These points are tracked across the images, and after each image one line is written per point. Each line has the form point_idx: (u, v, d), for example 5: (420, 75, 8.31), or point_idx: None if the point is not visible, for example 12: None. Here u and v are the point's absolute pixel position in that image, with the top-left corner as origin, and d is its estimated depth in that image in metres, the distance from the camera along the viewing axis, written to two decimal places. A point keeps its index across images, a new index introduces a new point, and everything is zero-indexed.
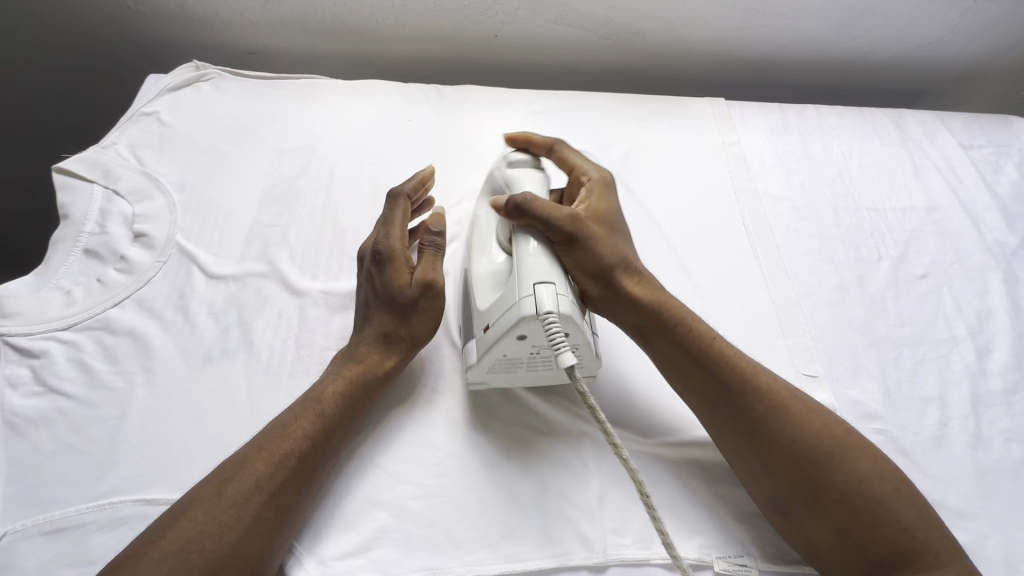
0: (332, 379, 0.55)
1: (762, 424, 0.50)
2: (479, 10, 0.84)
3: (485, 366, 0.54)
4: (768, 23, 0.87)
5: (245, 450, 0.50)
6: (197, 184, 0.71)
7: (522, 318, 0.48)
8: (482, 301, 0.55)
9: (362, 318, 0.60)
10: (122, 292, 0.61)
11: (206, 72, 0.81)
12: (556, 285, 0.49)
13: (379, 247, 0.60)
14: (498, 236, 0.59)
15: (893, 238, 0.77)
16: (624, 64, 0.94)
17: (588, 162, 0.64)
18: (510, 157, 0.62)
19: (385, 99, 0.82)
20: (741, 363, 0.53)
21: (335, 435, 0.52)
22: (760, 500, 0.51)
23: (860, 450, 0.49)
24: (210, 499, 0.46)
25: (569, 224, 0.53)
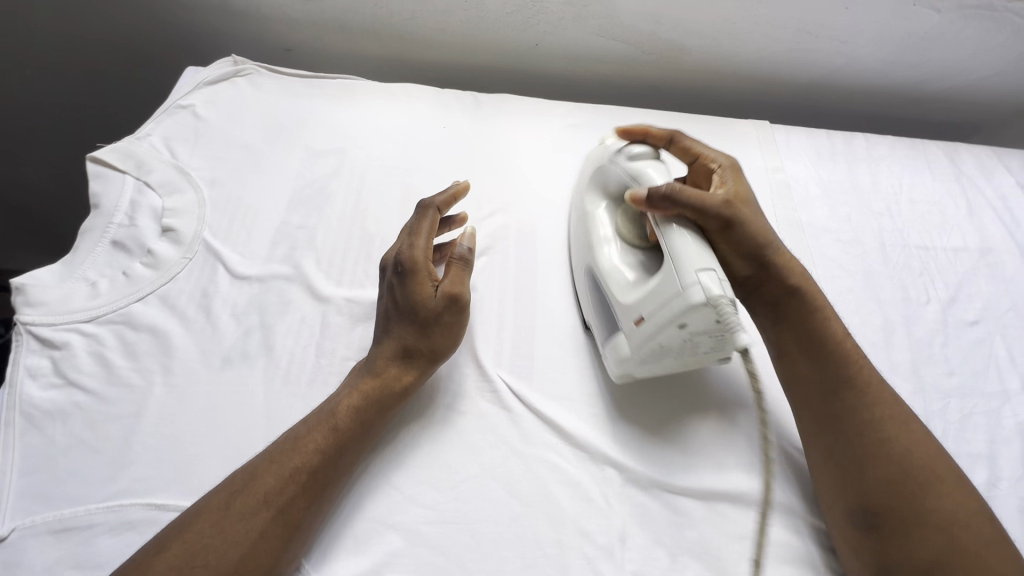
0: (348, 393, 0.54)
1: (873, 429, 0.51)
2: (521, 18, 0.82)
3: (638, 357, 0.54)
4: (821, 46, 0.84)
5: (256, 462, 0.49)
6: (228, 180, 0.70)
7: (692, 307, 0.48)
8: (627, 295, 0.56)
9: (381, 331, 0.58)
10: (146, 287, 0.61)
11: (244, 68, 0.81)
12: (716, 271, 0.49)
13: (402, 256, 0.59)
14: (620, 231, 0.62)
15: (943, 279, 0.73)
16: (666, 79, 0.91)
17: (713, 150, 0.63)
18: (630, 149, 0.61)
19: (420, 104, 0.81)
20: (866, 371, 0.54)
21: (348, 451, 0.51)
22: (838, 514, 0.50)
23: (966, 487, 0.49)
24: (216, 512, 0.45)
25: (725, 211, 0.55)
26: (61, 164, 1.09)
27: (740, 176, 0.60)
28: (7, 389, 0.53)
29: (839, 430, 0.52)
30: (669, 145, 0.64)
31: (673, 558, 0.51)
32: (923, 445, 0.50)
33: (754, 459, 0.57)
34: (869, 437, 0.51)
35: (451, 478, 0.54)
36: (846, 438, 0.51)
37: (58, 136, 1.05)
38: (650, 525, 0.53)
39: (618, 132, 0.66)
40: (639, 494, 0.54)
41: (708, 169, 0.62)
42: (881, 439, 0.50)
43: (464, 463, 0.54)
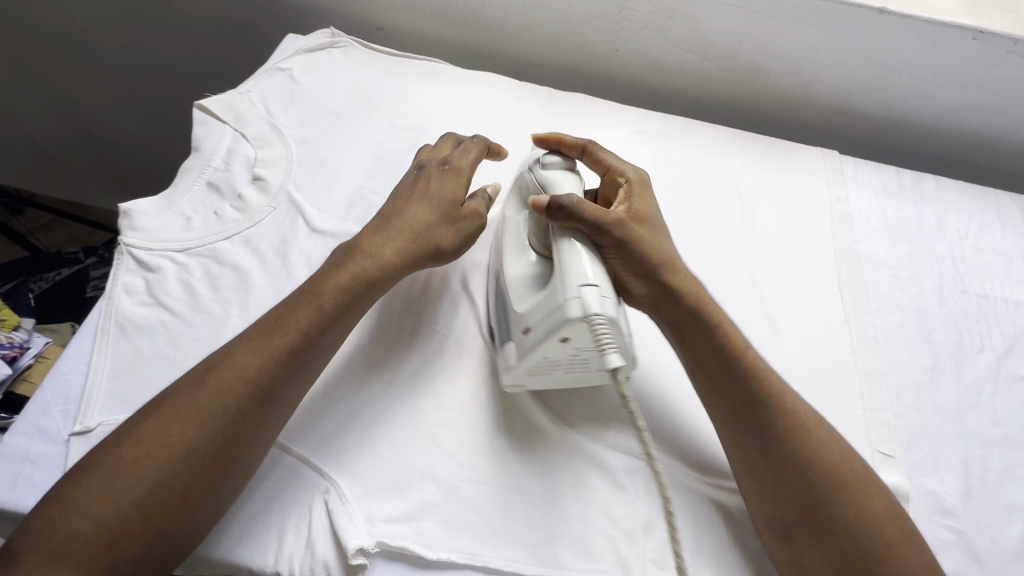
0: (335, 273, 0.55)
1: (783, 439, 0.53)
2: (606, 22, 0.85)
3: (525, 368, 0.55)
4: (902, 83, 0.84)
5: (238, 342, 0.50)
6: (315, 141, 0.75)
7: (567, 321, 0.48)
8: (521, 303, 0.55)
9: (391, 215, 0.60)
10: (233, 227, 0.66)
11: (339, 40, 0.86)
12: (601, 288, 0.49)
13: (449, 159, 0.64)
14: (530, 239, 0.59)
15: (1001, 330, 0.72)
16: (739, 98, 0.92)
17: (623, 162, 0.63)
18: (544, 158, 0.61)
19: (499, 93, 0.84)
20: (772, 378, 0.56)
21: (323, 333, 0.52)
22: (762, 520, 0.53)
23: (866, 488, 0.51)
24: (195, 385, 0.48)
25: (617, 229, 0.54)
26: (171, 116, 1.24)
27: (645, 194, 0.60)
28: (106, 300, 0.59)
29: (747, 442, 0.54)
30: (583, 155, 0.63)
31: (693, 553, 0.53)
32: (827, 450, 0.53)
33: None
34: (765, 438, 0.53)
35: (487, 441, 0.56)
36: (748, 441, 0.54)
37: (168, 87, 1.17)
38: (677, 520, 0.54)
39: (533, 140, 0.65)
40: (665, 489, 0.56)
41: (617, 184, 0.62)
42: (788, 449, 0.52)
43: (497, 430, 0.57)
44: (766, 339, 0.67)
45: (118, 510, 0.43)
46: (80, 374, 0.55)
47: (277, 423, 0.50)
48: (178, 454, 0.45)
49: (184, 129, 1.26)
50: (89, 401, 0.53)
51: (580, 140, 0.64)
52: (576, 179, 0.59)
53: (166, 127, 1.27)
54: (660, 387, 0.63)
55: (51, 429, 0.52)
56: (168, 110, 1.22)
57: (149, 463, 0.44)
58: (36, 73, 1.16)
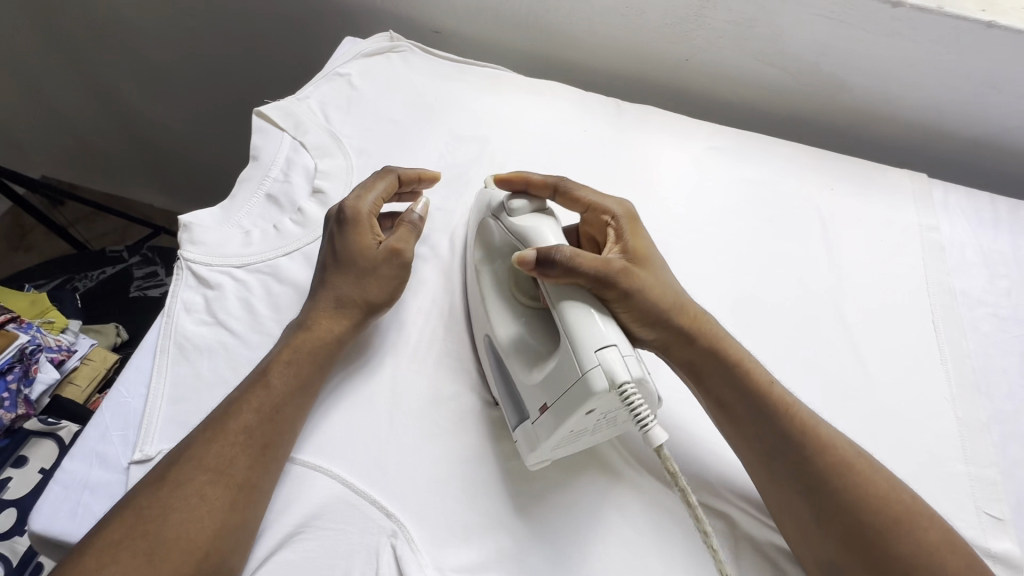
0: (279, 351, 0.52)
1: (818, 484, 0.48)
2: (679, 30, 0.80)
3: (553, 444, 0.48)
4: (1002, 101, 0.77)
5: (193, 431, 0.48)
6: (375, 152, 0.72)
7: (594, 395, 0.43)
8: (538, 369, 0.50)
9: (317, 282, 0.56)
10: (293, 243, 0.63)
11: (399, 44, 0.83)
12: (619, 347, 0.45)
13: (345, 205, 0.58)
14: (516, 291, 0.56)
15: None
16: (815, 114, 0.86)
17: (605, 196, 0.58)
18: (510, 203, 0.56)
19: (564, 103, 0.80)
20: (800, 418, 0.51)
21: (280, 412, 0.49)
22: (805, 556, 0.49)
23: (915, 524, 0.47)
24: (156, 486, 0.44)
25: (623, 281, 0.50)
26: (216, 117, 1.23)
27: (638, 230, 0.56)
28: (166, 318, 0.56)
29: (775, 479, 0.50)
30: (555, 194, 0.59)
31: None
32: (866, 489, 0.48)
33: None
34: (794, 478, 0.49)
35: (560, 486, 0.53)
36: (783, 486, 0.50)
37: (227, 92, 1.17)
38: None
39: (496, 180, 0.60)
40: (751, 548, 0.52)
41: (601, 222, 0.58)
42: (837, 488, 0.48)
43: (570, 473, 0.53)
44: (857, 382, 0.62)
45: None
46: (139, 398, 0.53)
47: (252, 516, 0.46)
48: (146, 555, 0.41)
49: (242, 134, 1.26)
50: (149, 427, 0.51)
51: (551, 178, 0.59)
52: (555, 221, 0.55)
53: (222, 132, 1.27)
54: None
55: (110, 456, 0.50)
56: (226, 115, 1.22)
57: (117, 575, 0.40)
58: (84, 66, 1.15)
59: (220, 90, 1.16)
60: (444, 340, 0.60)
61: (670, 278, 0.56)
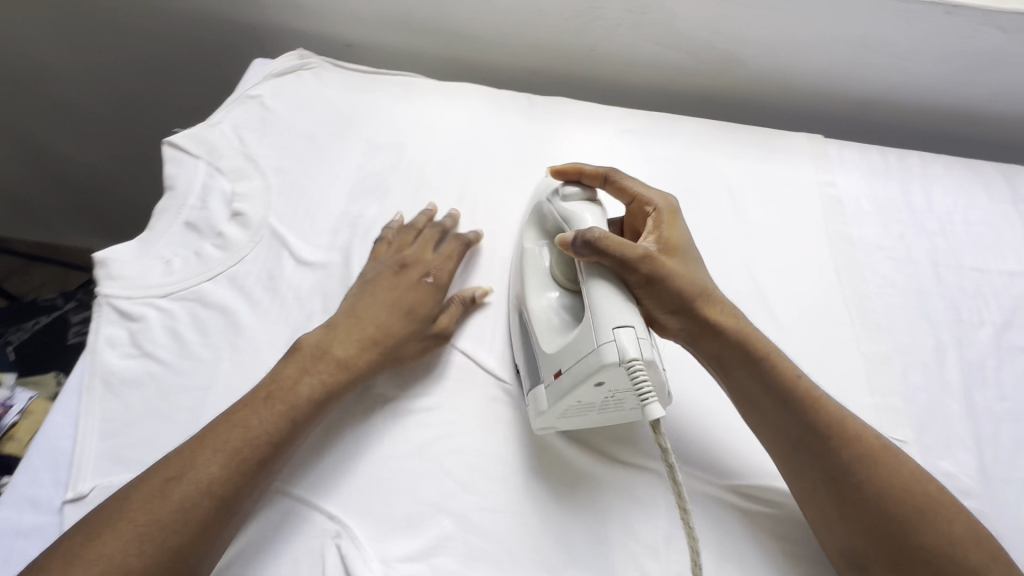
0: (306, 379, 0.53)
1: (841, 474, 0.50)
2: (580, 23, 0.84)
3: (558, 412, 0.53)
4: (880, 62, 0.83)
5: (194, 444, 0.47)
6: (293, 169, 0.73)
7: (603, 365, 0.47)
8: (550, 344, 0.55)
9: (349, 309, 0.59)
10: (216, 267, 0.64)
11: (309, 61, 0.84)
12: (635, 329, 0.49)
13: (428, 274, 0.63)
14: (552, 271, 0.60)
15: (998, 303, 0.72)
16: (718, 90, 0.91)
17: (649, 189, 0.61)
18: (563, 189, 0.61)
19: (477, 104, 0.83)
20: (833, 413, 0.52)
21: (286, 445, 0.50)
22: (829, 547, 0.51)
23: (936, 526, 0.47)
24: (154, 500, 0.44)
25: (644, 266, 0.52)
26: (139, 151, 1.20)
27: (675, 222, 0.58)
28: (89, 356, 0.56)
29: (801, 472, 0.52)
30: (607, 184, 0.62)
31: (719, 562, 0.52)
32: (884, 476, 0.50)
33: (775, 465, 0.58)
34: (819, 469, 0.51)
35: (495, 466, 0.55)
36: (806, 469, 0.52)
37: (146, 124, 1.14)
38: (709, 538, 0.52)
39: (554, 172, 0.65)
40: (682, 497, 0.55)
41: (645, 212, 0.60)
42: (855, 481, 0.50)
43: (506, 452, 0.56)
44: (770, 334, 0.66)
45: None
46: (68, 439, 0.53)
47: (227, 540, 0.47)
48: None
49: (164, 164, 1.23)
50: (80, 464, 0.51)
51: (600, 169, 0.63)
52: (600, 210, 0.59)
53: (143, 163, 1.23)
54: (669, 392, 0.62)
55: (42, 499, 0.50)
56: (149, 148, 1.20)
57: None
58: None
59: (138, 123, 1.14)
60: None
61: (703, 271, 0.58)
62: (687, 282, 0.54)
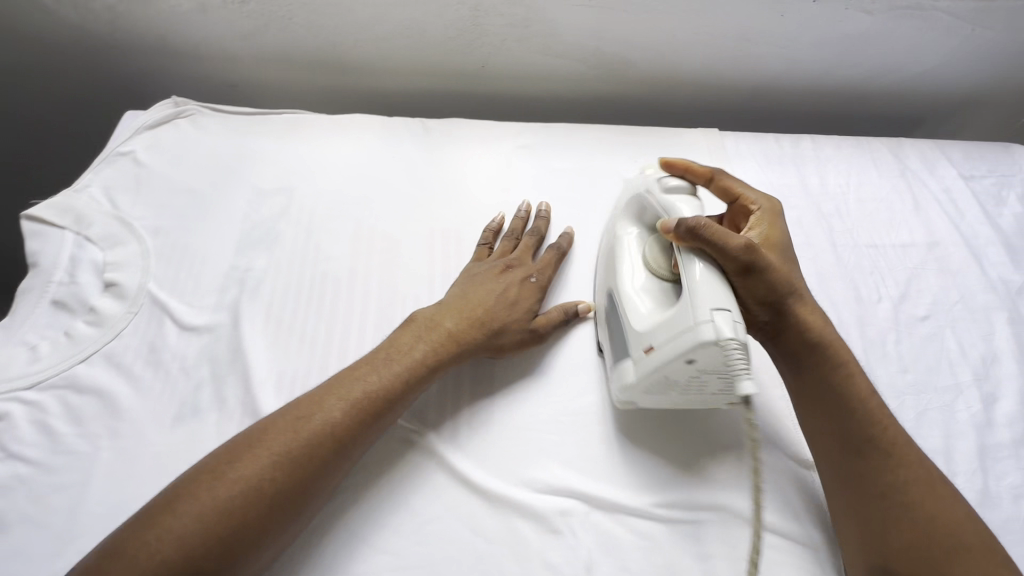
0: (395, 364, 0.55)
1: (892, 493, 0.49)
2: (465, 42, 0.82)
3: (644, 386, 0.54)
4: (762, 52, 0.85)
5: (292, 412, 0.50)
6: (173, 228, 0.69)
7: (700, 344, 0.47)
8: (641, 322, 0.55)
9: (435, 323, 0.59)
10: (90, 347, 0.59)
11: (186, 108, 0.80)
12: (733, 312, 0.48)
13: (531, 276, 0.65)
14: (647, 256, 0.60)
15: (894, 276, 0.74)
16: (615, 93, 0.92)
17: (753, 191, 0.63)
18: (667, 180, 0.60)
19: (368, 135, 0.80)
20: (892, 433, 0.52)
21: (393, 405, 0.53)
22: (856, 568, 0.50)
23: (971, 559, 0.46)
24: (253, 456, 0.46)
25: (745, 256, 0.51)
26: None
27: (775, 221, 0.60)
28: None
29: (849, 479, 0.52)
30: (711, 183, 0.65)
31: None
32: (931, 500, 0.49)
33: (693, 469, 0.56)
34: (870, 482, 0.50)
35: (406, 518, 0.53)
36: (858, 485, 0.51)
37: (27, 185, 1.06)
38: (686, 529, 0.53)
39: (660, 162, 0.66)
40: (604, 520, 0.53)
41: (747, 211, 0.63)
42: (904, 499, 0.49)
43: (417, 501, 0.54)
44: None
45: (192, 545, 0.42)
46: None
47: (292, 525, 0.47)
48: (266, 496, 0.45)
49: None
50: None
51: (709, 168, 0.65)
52: (698, 204, 0.57)
53: None
54: (580, 406, 0.60)
55: None
56: None
57: (189, 543, 0.42)
58: None
59: None
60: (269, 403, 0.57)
61: (797, 273, 0.59)
62: (788, 281, 0.55)
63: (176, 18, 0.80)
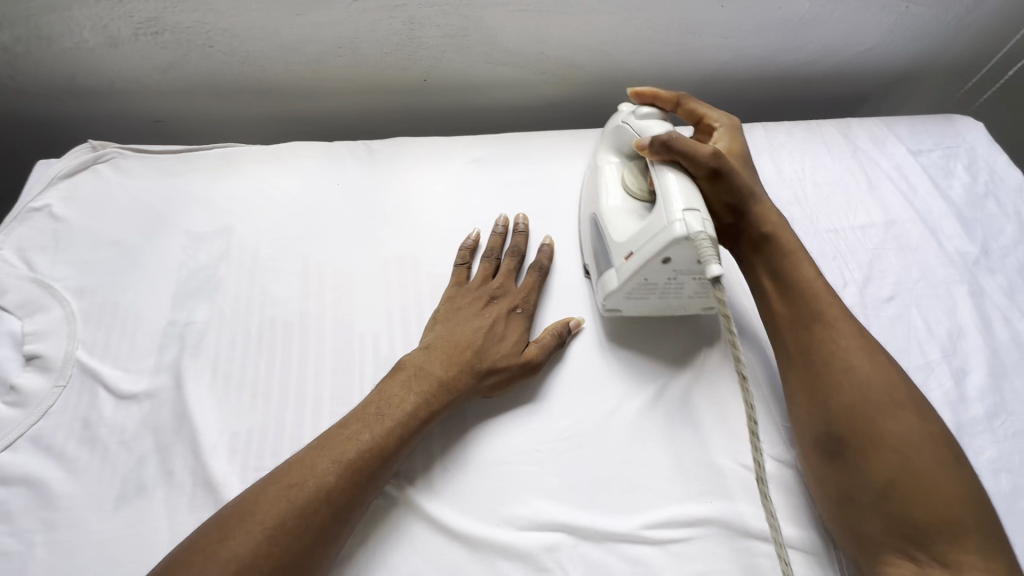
0: (386, 415, 0.52)
1: (836, 360, 0.52)
2: (403, 56, 0.79)
3: (625, 291, 0.58)
4: (707, 43, 0.84)
5: (277, 477, 0.47)
6: (100, 286, 0.63)
7: (673, 240, 0.52)
8: (620, 235, 0.60)
9: (426, 362, 0.56)
10: (13, 430, 0.53)
11: (105, 152, 0.73)
12: (701, 212, 0.53)
13: (516, 306, 0.62)
14: (624, 183, 0.65)
15: (856, 259, 0.74)
16: (564, 96, 0.89)
17: (715, 111, 0.70)
18: (639, 109, 0.66)
19: (309, 163, 0.76)
20: (834, 308, 0.55)
21: (389, 459, 0.50)
22: (804, 443, 0.52)
23: (903, 414, 0.48)
24: (239, 530, 0.43)
25: (711, 160, 0.58)
26: None
27: (737, 135, 0.67)
28: None
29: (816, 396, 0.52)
30: (678, 108, 0.69)
31: None
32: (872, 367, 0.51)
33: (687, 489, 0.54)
34: (814, 355, 0.53)
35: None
36: (804, 359, 0.54)
37: None
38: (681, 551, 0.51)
39: (632, 95, 0.70)
40: (595, 551, 0.51)
41: (711, 130, 0.69)
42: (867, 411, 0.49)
43: (394, 557, 0.50)
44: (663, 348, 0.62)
45: None
46: None
47: None
48: None
49: None
50: None
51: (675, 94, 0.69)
52: (669, 125, 0.63)
53: None
54: (557, 431, 0.57)
55: None
56: None
57: None
58: None
59: None
60: (222, 471, 0.52)
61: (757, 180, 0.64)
62: (748, 183, 0.60)
63: (85, 56, 0.74)
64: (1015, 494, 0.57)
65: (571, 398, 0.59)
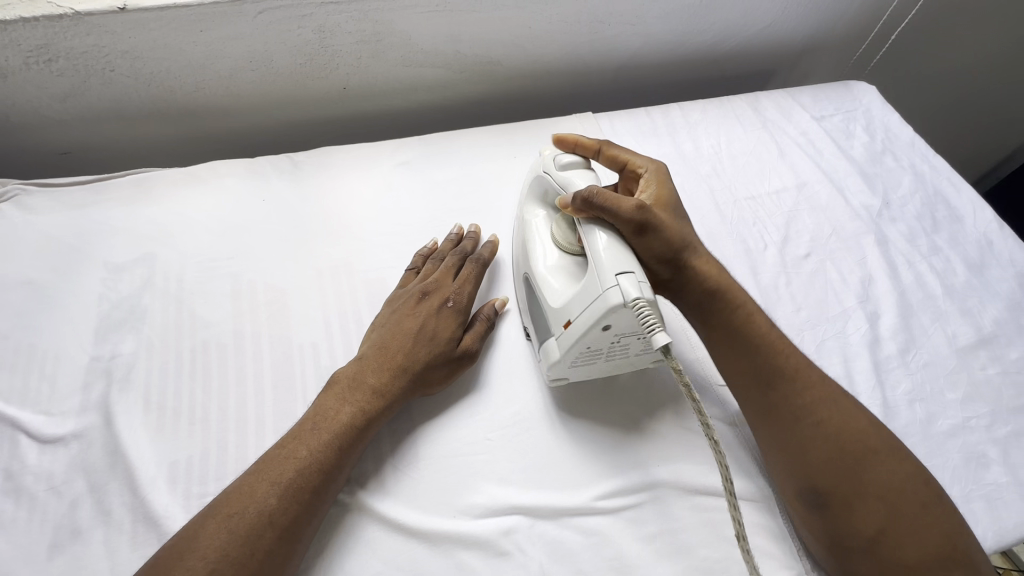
0: (322, 429, 0.51)
1: (804, 419, 0.51)
2: (319, 65, 0.78)
3: (569, 359, 0.54)
4: (618, 31, 0.87)
5: (220, 502, 0.46)
6: (11, 329, 0.60)
7: (610, 308, 0.49)
8: (557, 298, 0.56)
9: (360, 372, 0.56)
10: None
11: (6, 190, 0.70)
12: (636, 274, 0.50)
13: (449, 300, 0.61)
14: (554, 237, 0.61)
15: (774, 223, 0.78)
16: (487, 92, 0.91)
17: (637, 155, 0.64)
18: (560, 158, 0.62)
19: (232, 181, 0.74)
20: (795, 359, 0.54)
21: (331, 471, 0.50)
22: (785, 492, 0.52)
23: (844, 412, 0.51)
24: (183, 562, 0.43)
25: (637, 215, 0.53)
26: None
27: (662, 182, 0.61)
28: None
29: (766, 412, 0.53)
30: (599, 155, 0.64)
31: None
32: (836, 417, 0.51)
33: (638, 457, 0.56)
34: (782, 415, 0.52)
35: None
36: (773, 416, 0.53)
37: None
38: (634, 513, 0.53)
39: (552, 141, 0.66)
40: (553, 527, 0.52)
41: (636, 176, 0.64)
42: (815, 420, 0.51)
43: (354, 562, 0.50)
44: None
45: None
46: None
47: None
48: None
49: None
50: None
51: (596, 140, 0.65)
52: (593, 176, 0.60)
53: None
54: (504, 417, 0.58)
55: None
56: None
57: None
58: None
59: None
60: (163, 503, 0.51)
61: (690, 228, 0.59)
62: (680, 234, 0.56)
63: None
64: (929, 420, 0.62)
65: (517, 385, 0.60)
